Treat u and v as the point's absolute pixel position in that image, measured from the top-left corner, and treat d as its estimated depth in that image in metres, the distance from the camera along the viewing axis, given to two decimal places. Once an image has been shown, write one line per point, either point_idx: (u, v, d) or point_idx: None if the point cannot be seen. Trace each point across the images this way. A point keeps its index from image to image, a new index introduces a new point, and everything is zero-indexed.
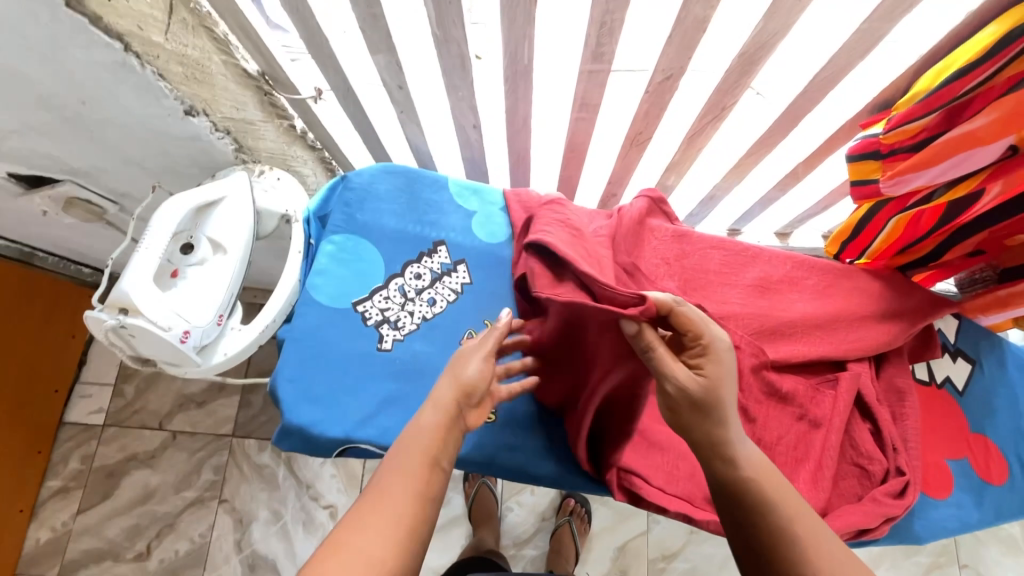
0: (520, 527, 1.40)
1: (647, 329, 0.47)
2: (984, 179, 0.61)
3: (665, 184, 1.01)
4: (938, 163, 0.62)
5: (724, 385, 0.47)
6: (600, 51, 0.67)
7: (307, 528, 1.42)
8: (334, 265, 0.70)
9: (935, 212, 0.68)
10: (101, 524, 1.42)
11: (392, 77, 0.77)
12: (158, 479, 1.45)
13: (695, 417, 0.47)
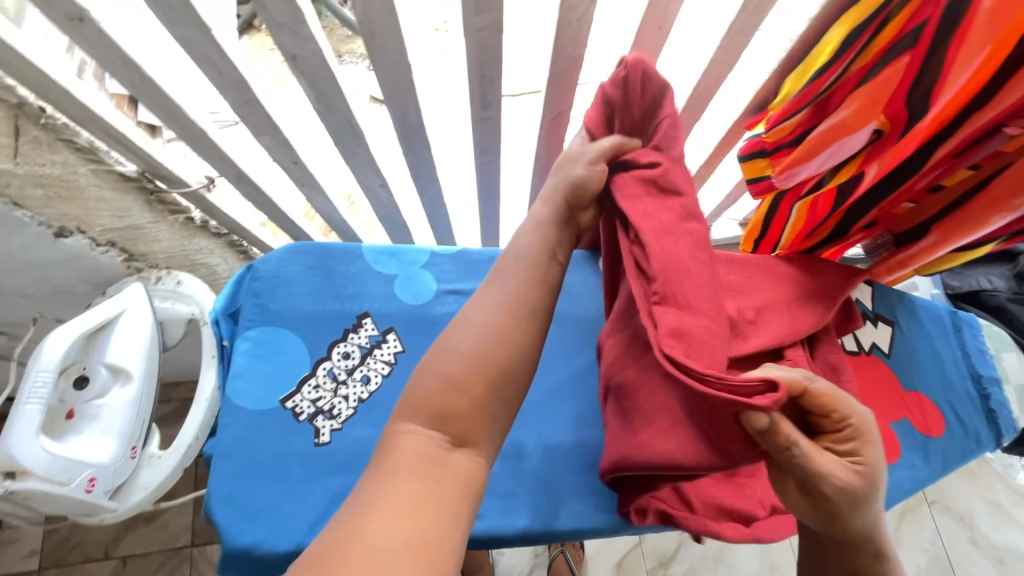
0: (514, 570, 1.36)
1: (782, 421, 0.41)
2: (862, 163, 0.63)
3: None
4: (818, 154, 0.64)
5: (877, 473, 0.45)
6: (487, 100, 0.67)
7: None
8: (253, 364, 0.66)
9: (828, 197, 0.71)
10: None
11: (284, 155, 0.74)
12: None
13: (850, 509, 0.44)
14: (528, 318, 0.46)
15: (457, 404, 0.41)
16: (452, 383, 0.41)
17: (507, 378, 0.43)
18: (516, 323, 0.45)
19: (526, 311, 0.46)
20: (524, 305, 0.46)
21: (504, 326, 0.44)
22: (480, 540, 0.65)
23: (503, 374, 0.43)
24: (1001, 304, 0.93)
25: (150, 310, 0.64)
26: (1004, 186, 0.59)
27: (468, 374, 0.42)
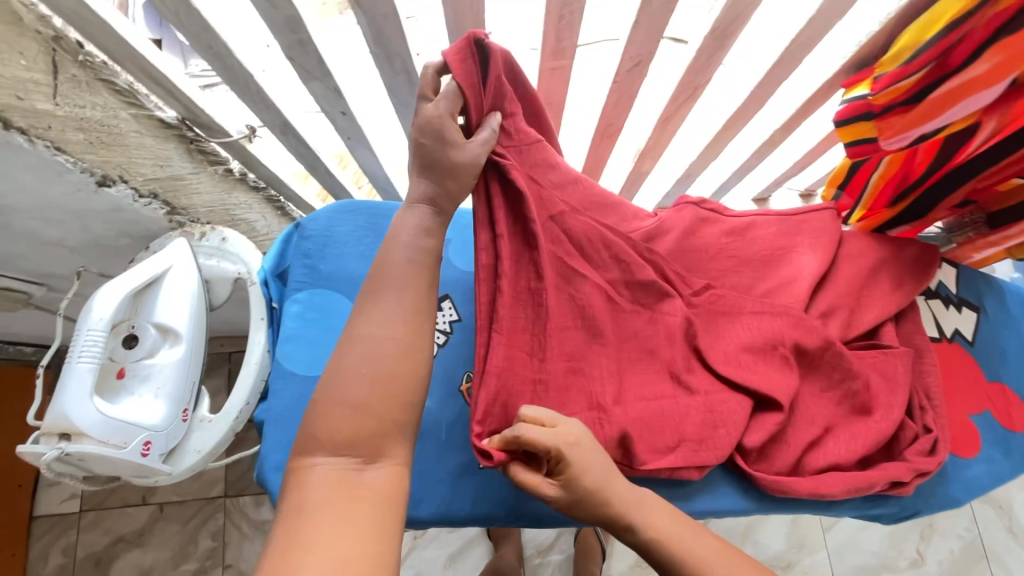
0: (541, 534, 1.36)
1: (517, 468, 0.48)
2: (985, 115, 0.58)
3: (641, 170, 0.96)
4: (937, 113, 0.56)
5: (591, 482, 0.47)
6: (560, 47, 0.60)
7: None
8: (303, 327, 0.62)
9: (930, 149, 0.65)
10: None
11: (332, 105, 0.68)
12: (153, 556, 1.33)
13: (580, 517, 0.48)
14: (423, 325, 0.45)
15: (357, 415, 0.40)
16: (354, 389, 0.41)
17: (415, 380, 0.43)
18: (415, 324, 0.45)
19: (415, 323, 0.45)
20: (420, 312, 0.46)
21: (407, 327, 0.44)
22: (538, 516, 0.62)
23: (406, 381, 0.43)
24: None
25: (195, 267, 0.61)
26: None
27: (372, 380, 0.42)
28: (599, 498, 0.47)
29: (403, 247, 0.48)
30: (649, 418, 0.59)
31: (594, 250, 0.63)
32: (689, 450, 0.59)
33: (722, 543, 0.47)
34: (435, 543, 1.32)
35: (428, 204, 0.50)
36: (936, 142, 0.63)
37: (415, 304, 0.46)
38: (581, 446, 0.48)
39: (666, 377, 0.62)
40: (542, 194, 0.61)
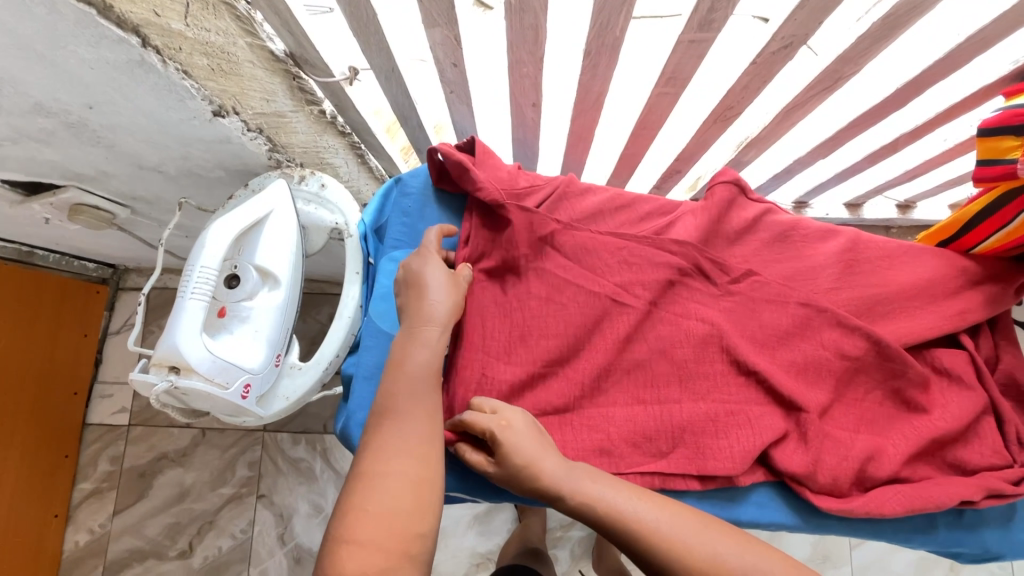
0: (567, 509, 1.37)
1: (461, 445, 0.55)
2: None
3: (740, 159, 0.90)
4: None
5: (524, 455, 0.50)
6: (710, 19, 0.55)
7: None
8: (397, 285, 0.61)
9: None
10: (138, 526, 1.35)
11: (447, 55, 0.65)
12: (193, 477, 1.39)
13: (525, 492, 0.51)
14: (431, 448, 0.48)
15: (368, 554, 0.40)
16: (376, 524, 0.41)
17: (426, 506, 0.44)
18: (423, 447, 0.47)
19: (426, 444, 0.48)
20: (428, 434, 0.48)
21: (417, 457, 0.46)
22: None
23: (420, 508, 0.44)
24: None
25: (295, 213, 0.59)
26: None
27: (387, 516, 0.42)
28: (530, 474, 0.50)
29: (410, 378, 0.51)
30: (655, 428, 0.60)
31: (605, 263, 0.65)
32: (683, 456, 0.59)
33: (700, 520, 0.47)
34: (463, 503, 1.34)
35: (433, 328, 0.54)
36: None
37: (422, 428, 0.48)
38: (518, 422, 0.53)
39: (678, 377, 0.63)
40: (534, 218, 0.64)
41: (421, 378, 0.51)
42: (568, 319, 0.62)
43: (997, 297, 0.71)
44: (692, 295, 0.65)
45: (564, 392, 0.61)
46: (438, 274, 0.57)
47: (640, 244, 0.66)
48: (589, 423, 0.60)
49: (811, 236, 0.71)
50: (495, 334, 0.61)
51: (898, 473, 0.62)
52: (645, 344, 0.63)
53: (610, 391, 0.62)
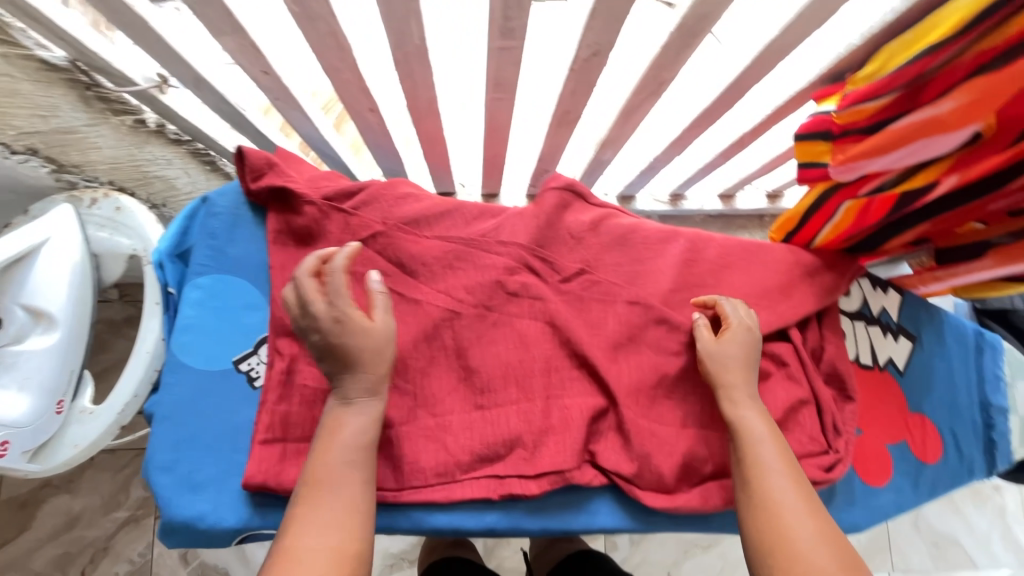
0: None
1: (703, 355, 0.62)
2: (945, 173, 0.56)
3: (601, 159, 0.90)
4: (893, 150, 0.56)
5: (727, 350, 0.62)
6: (510, 27, 0.53)
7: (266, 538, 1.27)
8: (203, 315, 0.58)
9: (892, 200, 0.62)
10: (23, 559, 1.16)
11: (252, 63, 0.60)
12: (82, 503, 1.20)
13: (711, 365, 0.61)
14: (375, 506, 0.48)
15: None
16: None
17: None
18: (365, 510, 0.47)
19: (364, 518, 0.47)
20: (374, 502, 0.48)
21: (344, 528, 0.45)
22: (444, 529, 0.58)
23: (360, 569, 0.44)
24: None
25: (73, 245, 0.55)
26: None
27: None
28: (716, 368, 0.61)
29: (344, 449, 0.49)
30: (490, 436, 0.60)
31: (425, 267, 0.63)
32: (518, 458, 0.60)
33: (795, 475, 0.53)
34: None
35: (374, 399, 0.51)
36: (893, 195, 0.63)
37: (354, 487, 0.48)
38: (755, 329, 0.64)
39: (512, 384, 0.62)
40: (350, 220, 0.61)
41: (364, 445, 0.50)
42: (395, 331, 0.60)
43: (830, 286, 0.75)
44: (516, 297, 0.65)
45: (398, 404, 0.59)
46: (355, 341, 0.50)
47: (460, 245, 0.65)
48: (426, 433, 0.58)
49: (649, 240, 0.72)
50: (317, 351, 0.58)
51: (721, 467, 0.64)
52: (479, 351, 0.62)
53: (445, 401, 0.60)
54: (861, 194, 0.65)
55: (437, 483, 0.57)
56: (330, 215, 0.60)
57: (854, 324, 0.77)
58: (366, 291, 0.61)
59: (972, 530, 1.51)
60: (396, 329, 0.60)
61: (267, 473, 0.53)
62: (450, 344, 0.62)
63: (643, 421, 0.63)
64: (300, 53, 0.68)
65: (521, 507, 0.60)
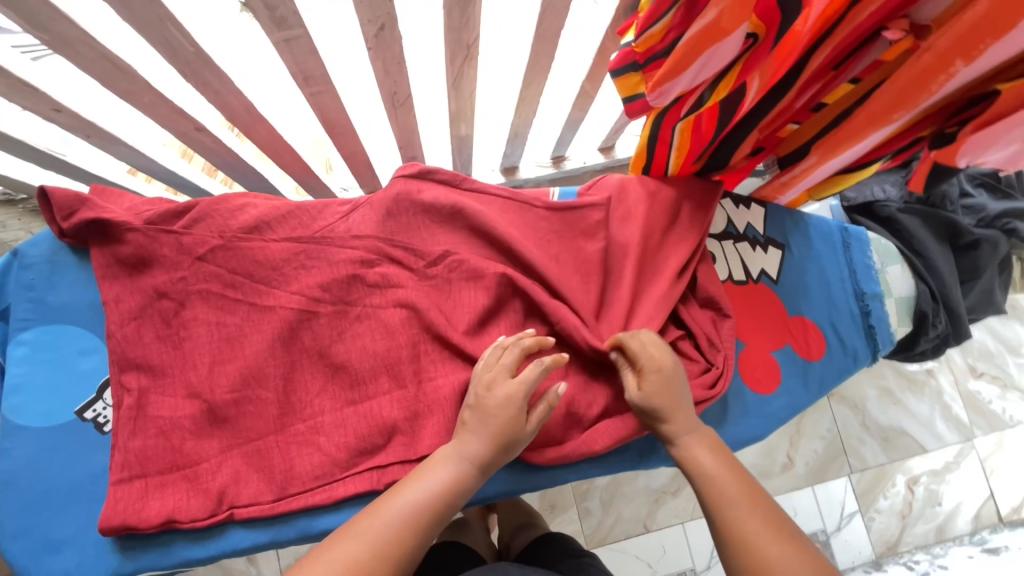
0: None
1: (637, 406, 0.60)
2: (746, 74, 0.57)
3: (460, 136, 0.89)
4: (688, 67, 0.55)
5: (659, 396, 0.59)
6: (280, 16, 0.51)
7: None
8: (35, 372, 0.56)
9: (713, 113, 0.63)
10: None
11: (36, 102, 0.57)
12: None
13: (648, 418, 0.60)
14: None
15: None
16: None
17: None
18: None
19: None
20: (394, 564, 0.49)
21: None
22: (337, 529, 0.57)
23: None
24: (891, 214, 0.90)
25: None
26: (884, 102, 0.54)
27: None
28: (652, 416, 0.59)
29: (346, 535, 0.49)
30: (365, 427, 0.59)
31: (276, 272, 0.61)
32: (398, 444, 0.59)
33: (749, 482, 0.55)
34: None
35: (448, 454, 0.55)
36: (716, 107, 0.62)
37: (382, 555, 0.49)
38: (676, 367, 0.60)
39: (382, 372, 0.62)
40: (179, 239, 0.59)
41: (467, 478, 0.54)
42: (250, 343, 0.58)
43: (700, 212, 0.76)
44: (377, 286, 0.63)
45: (264, 416, 0.57)
46: (501, 422, 0.55)
47: (309, 244, 0.63)
48: (299, 439, 0.57)
49: (502, 204, 0.72)
50: (174, 379, 0.56)
51: (606, 408, 0.65)
52: (343, 346, 0.61)
53: (315, 402, 0.59)
54: (683, 114, 0.65)
55: (315, 486, 0.57)
56: (159, 238, 0.58)
57: (722, 244, 0.79)
58: (212, 306, 0.59)
59: (916, 416, 1.59)
60: (250, 341, 0.58)
61: (127, 513, 0.51)
62: (314, 344, 0.60)
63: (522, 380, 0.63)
64: (87, 87, 0.64)
65: None
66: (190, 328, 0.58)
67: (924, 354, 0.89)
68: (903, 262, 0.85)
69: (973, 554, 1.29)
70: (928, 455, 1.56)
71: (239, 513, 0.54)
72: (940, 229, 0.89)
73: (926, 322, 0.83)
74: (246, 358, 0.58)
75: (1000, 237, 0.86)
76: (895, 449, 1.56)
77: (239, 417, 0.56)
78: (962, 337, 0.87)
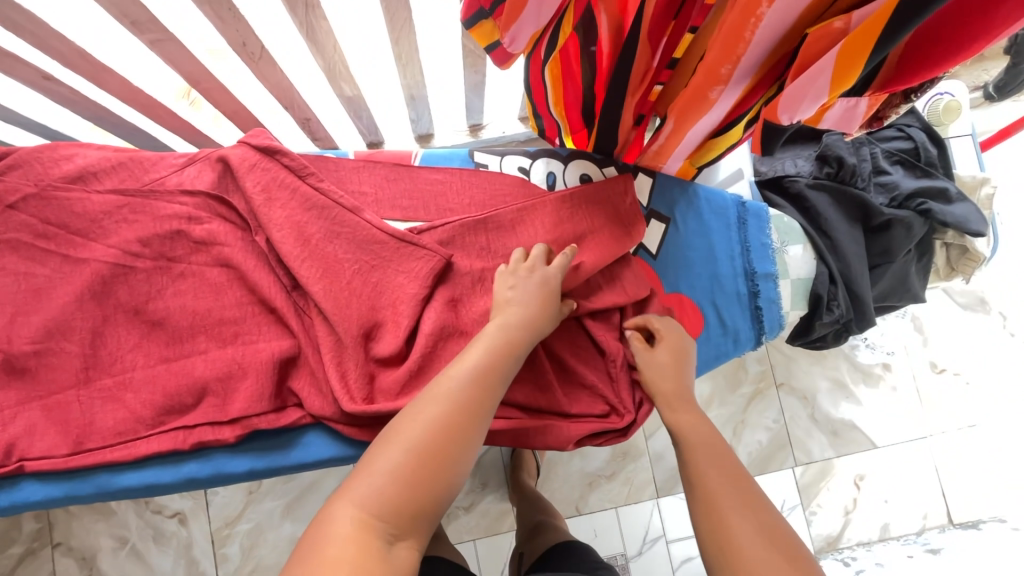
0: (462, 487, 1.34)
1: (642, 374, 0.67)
2: (591, 3, 0.51)
3: (346, 97, 0.85)
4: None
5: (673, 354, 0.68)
6: None
7: (158, 542, 1.26)
8: None
9: (576, 44, 0.57)
10: None
11: None
12: None
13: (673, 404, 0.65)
14: (461, 438, 0.49)
15: (334, 562, 0.41)
16: (350, 529, 0.43)
17: (413, 495, 0.46)
18: (454, 442, 0.49)
19: (439, 435, 0.49)
20: (472, 409, 0.51)
21: (409, 450, 0.47)
22: (137, 487, 0.57)
23: (427, 487, 0.47)
24: (800, 190, 0.84)
25: None
26: (714, 54, 0.47)
27: (380, 503, 0.45)
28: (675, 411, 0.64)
29: (423, 394, 0.52)
30: (172, 386, 0.57)
31: (96, 225, 0.59)
32: (208, 406, 0.57)
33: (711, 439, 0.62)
34: (270, 495, 1.29)
35: (502, 324, 0.57)
36: (577, 41, 0.57)
37: (461, 410, 0.50)
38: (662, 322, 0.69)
39: (202, 333, 0.59)
40: None
41: (518, 342, 0.57)
42: (57, 297, 0.57)
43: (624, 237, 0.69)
44: (203, 244, 0.61)
45: (67, 368, 0.56)
46: (536, 295, 0.59)
47: (132, 195, 0.61)
48: (103, 395, 0.56)
49: (358, 168, 0.70)
50: None
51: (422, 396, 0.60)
52: (161, 303, 0.59)
53: (125, 358, 0.57)
54: (545, 54, 0.60)
55: (115, 443, 0.55)
56: None
57: None
58: (23, 258, 0.58)
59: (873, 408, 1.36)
60: (57, 294, 0.57)
61: None
62: (128, 300, 0.58)
63: (352, 349, 0.59)
64: None
65: (223, 452, 0.59)
66: (1, 278, 0.57)
67: (823, 339, 0.88)
68: (805, 242, 0.80)
69: (913, 554, 1.16)
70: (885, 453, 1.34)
71: (29, 466, 0.54)
72: (850, 209, 0.82)
73: (821, 305, 0.80)
74: (51, 310, 0.56)
75: (913, 218, 0.79)
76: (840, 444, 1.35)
77: (44, 368, 0.56)
78: (865, 324, 0.83)
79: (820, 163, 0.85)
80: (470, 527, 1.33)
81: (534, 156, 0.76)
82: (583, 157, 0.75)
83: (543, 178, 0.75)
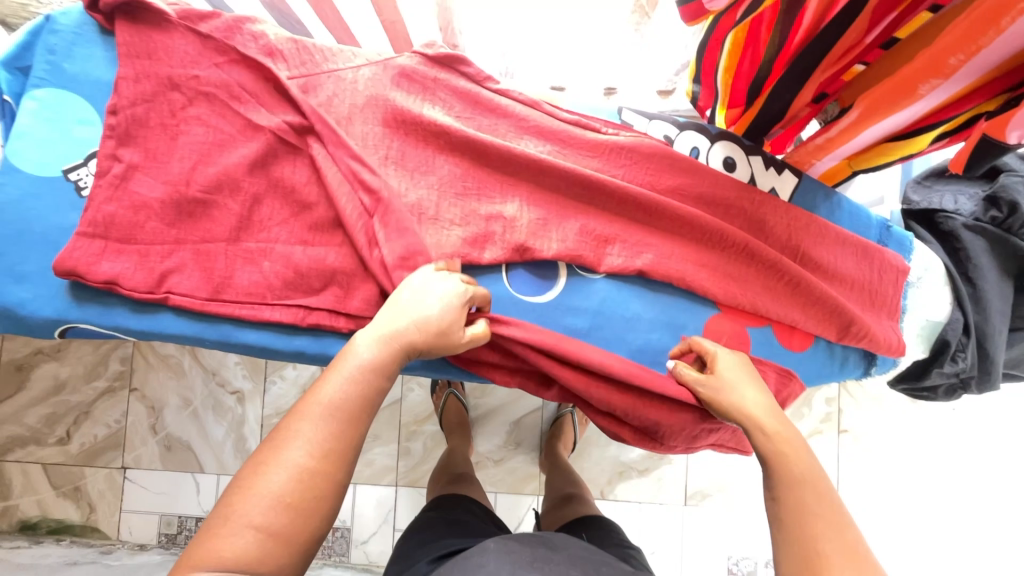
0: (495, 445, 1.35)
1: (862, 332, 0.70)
2: None
3: None
4: None
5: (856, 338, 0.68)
6: None
7: (217, 413, 1.37)
8: (37, 125, 0.60)
9: (776, 11, 0.53)
10: (18, 414, 1.33)
11: None
12: (68, 370, 1.35)
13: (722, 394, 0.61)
14: (344, 461, 0.46)
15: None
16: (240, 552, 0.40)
17: (302, 522, 0.43)
18: (333, 473, 0.45)
19: (332, 463, 0.45)
20: (355, 430, 0.47)
21: (299, 473, 0.43)
22: (251, 348, 0.61)
23: (310, 514, 0.43)
24: (954, 229, 0.77)
25: None
26: (948, 41, 0.44)
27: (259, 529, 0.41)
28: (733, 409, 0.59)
29: (312, 407, 0.47)
30: (306, 266, 0.60)
31: (272, 98, 0.62)
32: (332, 293, 0.60)
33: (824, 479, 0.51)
34: None
35: (392, 338, 0.52)
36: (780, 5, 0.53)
37: (342, 437, 0.46)
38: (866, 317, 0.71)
39: (337, 224, 0.62)
40: (191, 39, 0.61)
41: (400, 360, 0.52)
42: (224, 156, 0.61)
43: (859, 253, 0.71)
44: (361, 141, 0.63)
45: (223, 223, 0.60)
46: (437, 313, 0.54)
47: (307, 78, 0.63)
48: (246, 255, 0.60)
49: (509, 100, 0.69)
50: (153, 168, 0.60)
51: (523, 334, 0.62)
52: (311, 185, 0.62)
53: (270, 229, 0.61)
54: (737, 17, 0.56)
55: (245, 301, 0.59)
56: (175, 34, 0.61)
57: None
58: (201, 113, 0.61)
59: (955, 486, 1.21)
60: (224, 153, 0.61)
61: (81, 263, 0.56)
62: (284, 176, 0.62)
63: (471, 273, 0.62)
64: None
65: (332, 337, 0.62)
66: (181, 126, 0.61)
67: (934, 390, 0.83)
68: (945, 283, 0.74)
69: None
70: (953, 539, 1.20)
71: (173, 299, 0.58)
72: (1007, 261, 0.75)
73: (946, 353, 0.74)
74: (218, 167, 0.60)
75: None
76: (903, 514, 1.21)
77: (204, 218, 0.60)
78: (987, 386, 0.76)
79: (987, 205, 0.75)
80: (495, 480, 1.35)
81: (681, 127, 0.73)
82: (732, 139, 0.70)
83: (685, 151, 0.72)
